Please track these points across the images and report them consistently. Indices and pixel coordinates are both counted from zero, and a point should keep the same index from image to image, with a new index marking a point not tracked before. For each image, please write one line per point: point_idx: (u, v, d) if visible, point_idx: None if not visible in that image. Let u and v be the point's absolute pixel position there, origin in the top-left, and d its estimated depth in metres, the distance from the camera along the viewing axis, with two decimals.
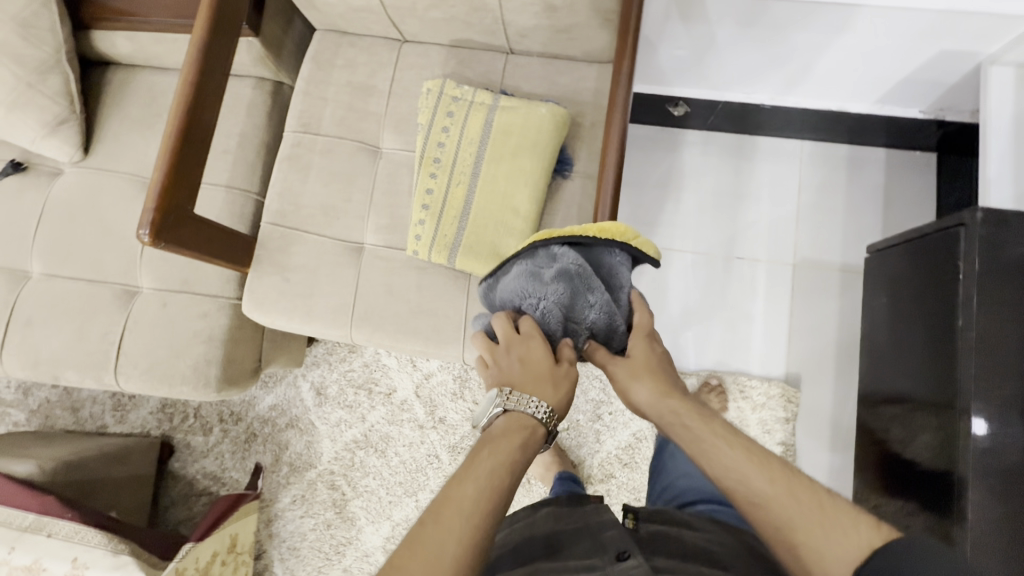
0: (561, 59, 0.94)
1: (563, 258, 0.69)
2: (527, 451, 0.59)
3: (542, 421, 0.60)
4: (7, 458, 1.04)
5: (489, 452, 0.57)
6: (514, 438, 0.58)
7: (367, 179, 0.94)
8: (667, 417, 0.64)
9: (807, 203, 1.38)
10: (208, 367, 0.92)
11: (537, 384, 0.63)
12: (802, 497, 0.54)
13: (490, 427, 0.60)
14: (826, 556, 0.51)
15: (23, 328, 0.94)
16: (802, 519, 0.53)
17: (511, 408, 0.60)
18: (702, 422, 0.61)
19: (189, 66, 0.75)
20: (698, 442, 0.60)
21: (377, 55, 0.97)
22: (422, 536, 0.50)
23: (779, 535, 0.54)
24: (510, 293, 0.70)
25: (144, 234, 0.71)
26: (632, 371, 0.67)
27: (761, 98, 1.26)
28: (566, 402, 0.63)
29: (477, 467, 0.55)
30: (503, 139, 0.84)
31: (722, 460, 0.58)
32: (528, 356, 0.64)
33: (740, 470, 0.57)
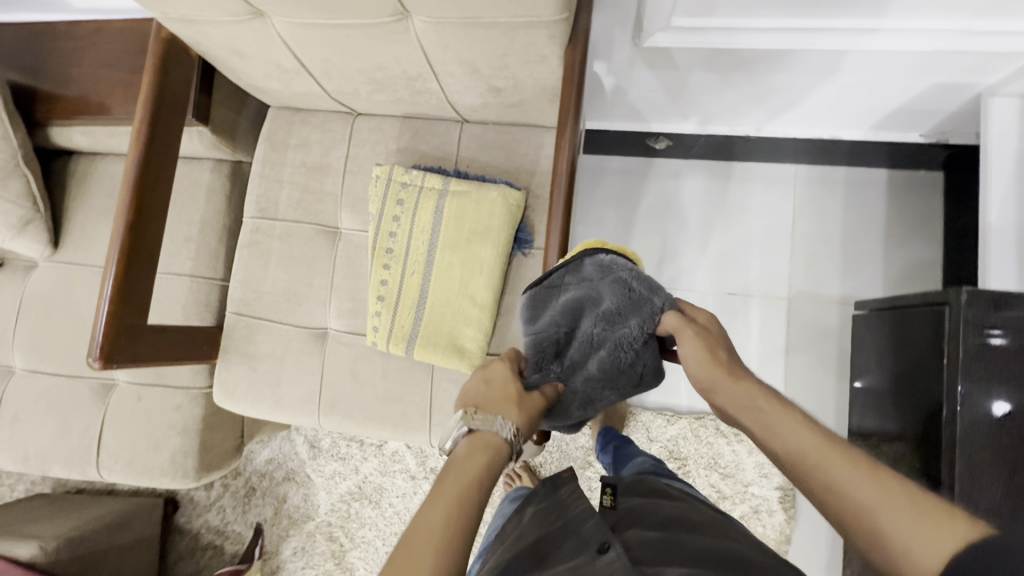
0: (518, 125, 0.90)
1: (613, 269, 0.66)
2: (495, 467, 0.54)
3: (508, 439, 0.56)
4: (14, 539, 1.08)
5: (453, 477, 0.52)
6: (479, 456, 0.54)
7: (327, 264, 0.93)
8: (733, 399, 0.56)
9: (802, 232, 1.31)
10: (186, 459, 0.93)
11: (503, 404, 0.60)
12: (886, 486, 0.46)
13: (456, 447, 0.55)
14: (913, 546, 0.42)
15: (9, 424, 0.97)
16: (889, 507, 0.44)
17: (476, 424, 0.56)
18: (776, 405, 0.54)
19: (127, 183, 0.74)
20: (769, 423, 0.53)
21: (331, 132, 0.94)
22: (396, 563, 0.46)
23: (857, 527, 0.46)
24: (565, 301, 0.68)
25: (95, 360, 0.72)
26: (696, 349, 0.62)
27: (746, 130, 1.19)
28: (530, 423, 0.61)
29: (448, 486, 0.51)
30: (455, 226, 0.81)
31: (792, 443, 0.51)
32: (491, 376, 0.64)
33: (816, 455, 0.49)
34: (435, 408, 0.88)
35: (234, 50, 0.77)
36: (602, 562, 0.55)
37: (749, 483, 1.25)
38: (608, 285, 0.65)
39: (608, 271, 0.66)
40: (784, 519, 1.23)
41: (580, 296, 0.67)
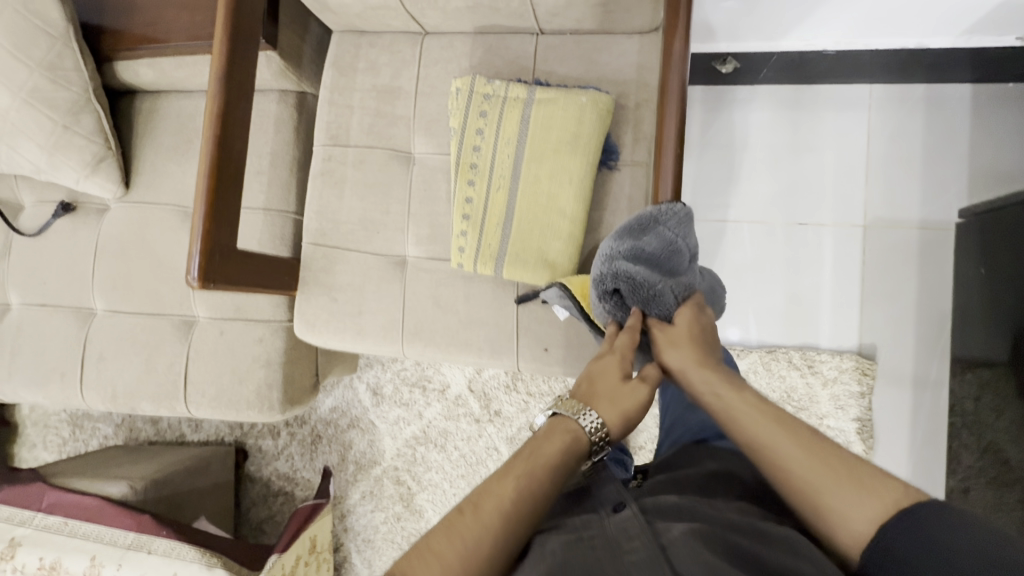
0: (596, 34, 0.86)
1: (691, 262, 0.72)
2: (574, 454, 0.58)
3: (588, 432, 0.59)
4: (102, 479, 1.12)
5: (525, 457, 0.55)
6: (559, 441, 0.57)
7: (403, 190, 0.91)
8: (698, 383, 0.62)
9: (877, 157, 1.25)
10: (271, 391, 0.94)
11: (601, 395, 0.62)
12: (829, 461, 0.51)
13: (542, 435, 0.58)
14: (849, 514, 0.48)
15: (96, 363, 0.99)
16: (829, 479, 0.50)
17: (561, 410, 0.61)
18: (730, 389, 0.60)
19: (212, 99, 0.72)
20: (723, 408, 0.59)
21: (400, 53, 0.91)
22: (460, 527, 0.50)
23: (805, 498, 0.51)
24: (688, 243, 0.72)
25: (194, 278, 0.71)
26: (671, 341, 0.66)
27: (824, 43, 1.12)
28: (621, 423, 0.61)
29: (516, 467, 0.54)
30: (543, 136, 0.78)
31: (748, 423, 0.56)
32: (599, 367, 0.65)
33: (767, 435, 0.55)
34: (521, 330, 0.86)
35: None
36: (617, 519, 0.53)
37: (824, 416, 1.22)
38: (690, 260, 0.72)
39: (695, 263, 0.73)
40: (862, 450, 1.20)
41: (689, 246, 0.71)
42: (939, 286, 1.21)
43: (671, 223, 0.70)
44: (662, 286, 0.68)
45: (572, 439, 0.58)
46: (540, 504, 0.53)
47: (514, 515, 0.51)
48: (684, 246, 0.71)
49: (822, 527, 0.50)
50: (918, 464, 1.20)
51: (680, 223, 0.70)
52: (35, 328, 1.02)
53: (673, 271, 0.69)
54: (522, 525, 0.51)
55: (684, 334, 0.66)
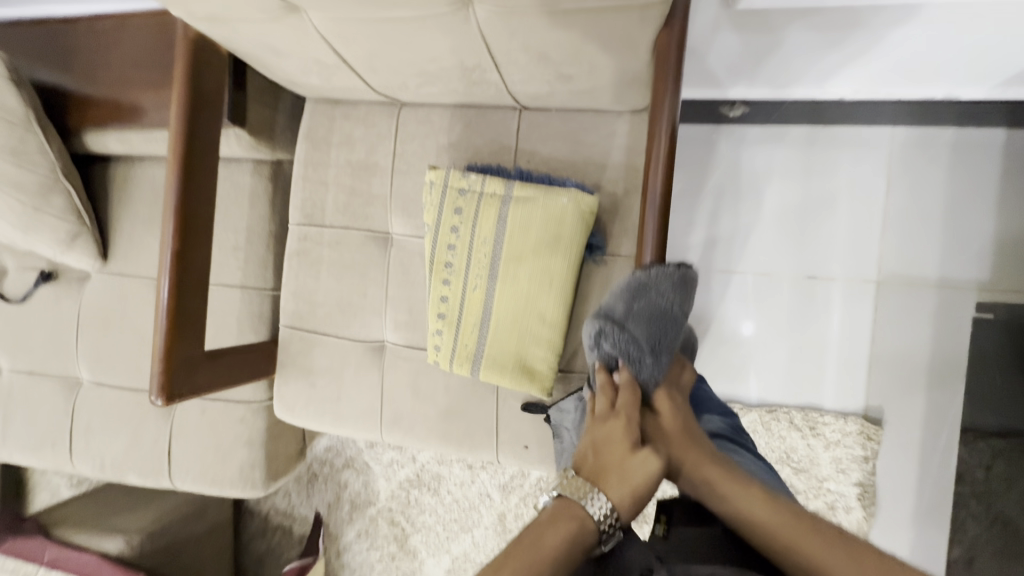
0: (583, 111, 0.79)
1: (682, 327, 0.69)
2: (579, 546, 0.55)
3: (597, 519, 0.56)
4: (99, 532, 1.15)
5: (529, 544, 0.54)
6: (562, 531, 0.55)
7: (380, 273, 0.87)
8: (695, 473, 0.62)
9: (895, 208, 1.15)
10: (253, 470, 0.93)
11: (609, 473, 0.60)
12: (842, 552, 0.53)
13: (549, 520, 0.56)
14: None
15: (84, 435, 0.99)
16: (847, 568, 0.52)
17: (567, 491, 0.58)
18: (733, 483, 0.60)
19: (169, 212, 0.69)
20: (726, 499, 0.59)
21: (375, 126, 0.85)
22: None
23: None
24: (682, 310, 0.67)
25: (158, 397, 0.70)
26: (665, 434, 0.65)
27: (842, 93, 1.02)
28: (635, 500, 0.59)
29: (517, 555, 0.53)
30: (521, 238, 0.73)
31: (753, 513, 0.57)
32: (608, 439, 0.62)
33: (776, 525, 0.56)
34: (501, 427, 0.83)
35: (267, 47, 0.69)
36: None
37: (824, 478, 1.18)
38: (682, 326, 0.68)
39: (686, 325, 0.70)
40: (862, 516, 1.17)
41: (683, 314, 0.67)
42: (954, 350, 1.13)
43: (665, 287, 0.66)
44: (647, 371, 0.66)
45: (579, 525, 0.56)
46: None
47: None
48: (678, 315, 0.66)
49: None
50: (920, 532, 1.16)
51: (677, 289, 0.66)
52: (24, 395, 1.03)
53: (661, 352, 0.66)
54: None
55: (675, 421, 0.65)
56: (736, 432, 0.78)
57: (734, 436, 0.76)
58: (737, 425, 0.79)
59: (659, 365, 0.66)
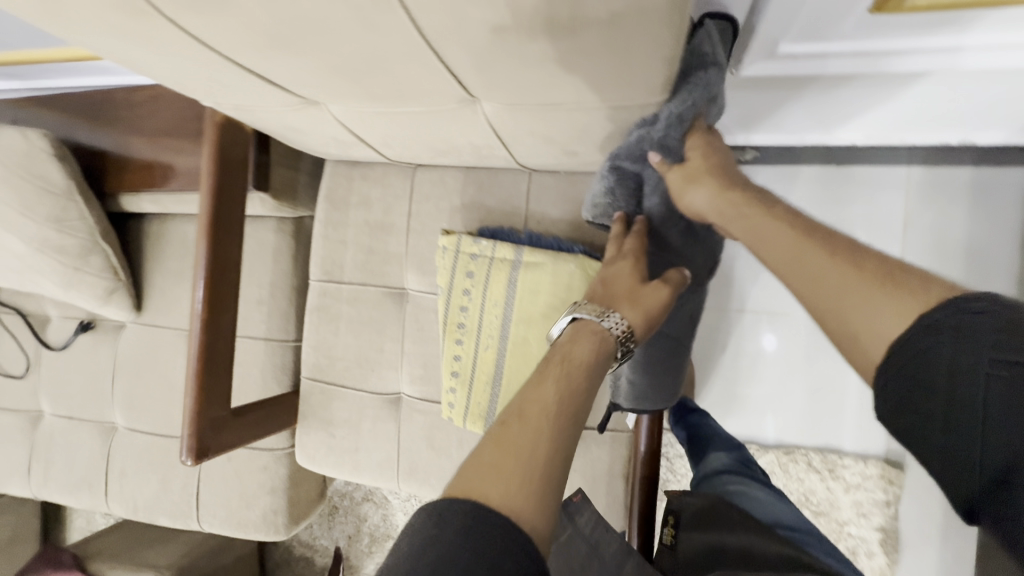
0: (591, 173, 0.81)
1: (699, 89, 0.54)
2: (603, 355, 0.59)
3: (615, 333, 0.60)
4: (131, 567, 1.19)
5: (560, 361, 0.58)
6: (588, 344, 0.59)
7: (397, 328, 0.90)
8: (720, 209, 0.58)
9: (912, 251, 1.13)
10: (276, 516, 0.97)
11: (620, 297, 0.63)
12: (864, 273, 0.46)
13: (574, 345, 0.60)
14: (879, 324, 0.44)
15: (119, 478, 1.04)
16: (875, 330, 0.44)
17: (582, 313, 0.62)
18: (759, 210, 0.56)
19: (199, 281, 0.73)
20: (749, 224, 0.56)
21: (391, 187, 0.89)
22: (505, 433, 0.50)
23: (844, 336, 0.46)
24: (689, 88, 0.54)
25: (188, 458, 0.73)
26: (687, 175, 0.60)
27: (854, 137, 1.02)
28: (646, 316, 0.62)
29: (550, 373, 0.56)
30: (531, 299, 0.75)
31: (762, 228, 0.54)
32: (613, 276, 0.65)
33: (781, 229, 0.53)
34: None
35: (289, 127, 0.73)
36: None
37: (845, 522, 1.16)
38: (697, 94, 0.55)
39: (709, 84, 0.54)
40: (885, 562, 1.14)
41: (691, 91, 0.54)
42: None
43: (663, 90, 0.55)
44: (660, 134, 0.57)
45: (599, 339, 0.60)
46: (582, 403, 0.54)
47: (557, 410, 0.52)
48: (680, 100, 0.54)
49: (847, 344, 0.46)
50: None
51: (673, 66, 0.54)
52: (64, 439, 1.09)
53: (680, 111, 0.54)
54: (570, 424, 0.52)
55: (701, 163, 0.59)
56: (745, 465, 0.83)
57: (742, 470, 0.82)
58: (744, 459, 0.85)
59: (674, 121, 0.56)
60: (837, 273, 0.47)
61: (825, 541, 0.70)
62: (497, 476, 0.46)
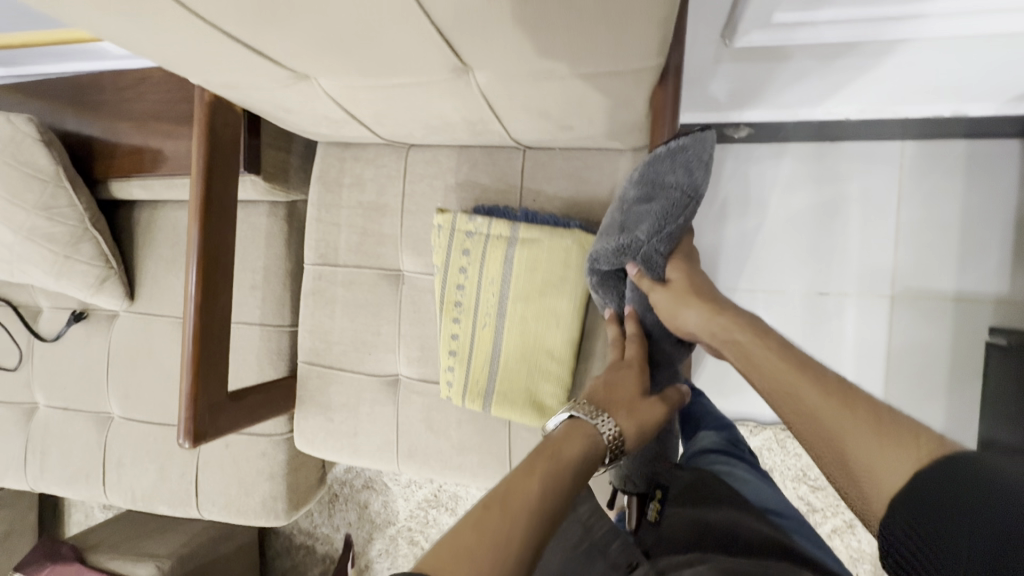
0: (588, 150, 0.80)
1: (684, 189, 0.65)
2: (593, 458, 0.59)
3: (606, 438, 0.60)
4: (132, 557, 1.19)
5: (550, 454, 0.57)
6: (579, 443, 0.58)
7: (393, 310, 0.89)
8: (716, 331, 0.63)
9: (906, 223, 1.13)
10: (276, 501, 0.97)
11: (616, 403, 0.64)
12: (857, 412, 0.51)
13: (564, 438, 0.59)
14: (879, 466, 0.47)
15: (116, 468, 1.04)
16: (877, 462, 0.48)
17: (580, 411, 0.62)
18: (754, 336, 0.60)
19: (193, 262, 0.73)
20: (746, 353, 0.60)
21: (385, 168, 0.88)
22: (487, 518, 0.48)
23: (843, 469, 0.50)
24: (676, 181, 0.65)
25: (185, 441, 0.74)
26: (674, 297, 0.67)
27: (848, 112, 1.02)
28: (638, 431, 0.63)
29: (540, 464, 0.55)
30: (528, 276, 0.75)
31: (760, 359, 0.58)
32: (616, 380, 0.66)
33: (770, 361, 0.58)
34: (514, 458, 0.85)
35: (280, 106, 0.72)
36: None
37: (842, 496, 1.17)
38: (682, 192, 0.65)
39: (691, 184, 0.65)
40: None
41: (678, 185, 0.65)
42: (970, 363, 1.12)
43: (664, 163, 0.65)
44: (648, 245, 0.67)
45: (589, 439, 0.59)
46: (563, 503, 0.53)
47: (541, 507, 0.51)
48: (669, 194, 0.66)
49: (847, 479, 0.50)
50: None
51: (662, 152, 0.65)
52: (59, 430, 1.08)
53: (668, 227, 0.66)
54: (548, 521, 0.50)
55: (690, 288, 0.66)
56: (732, 445, 0.79)
57: (728, 449, 0.78)
58: (732, 438, 0.81)
59: (662, 235, 0.67)
60: (833, 412, 0.52)
61: (810, 529, 0.65)
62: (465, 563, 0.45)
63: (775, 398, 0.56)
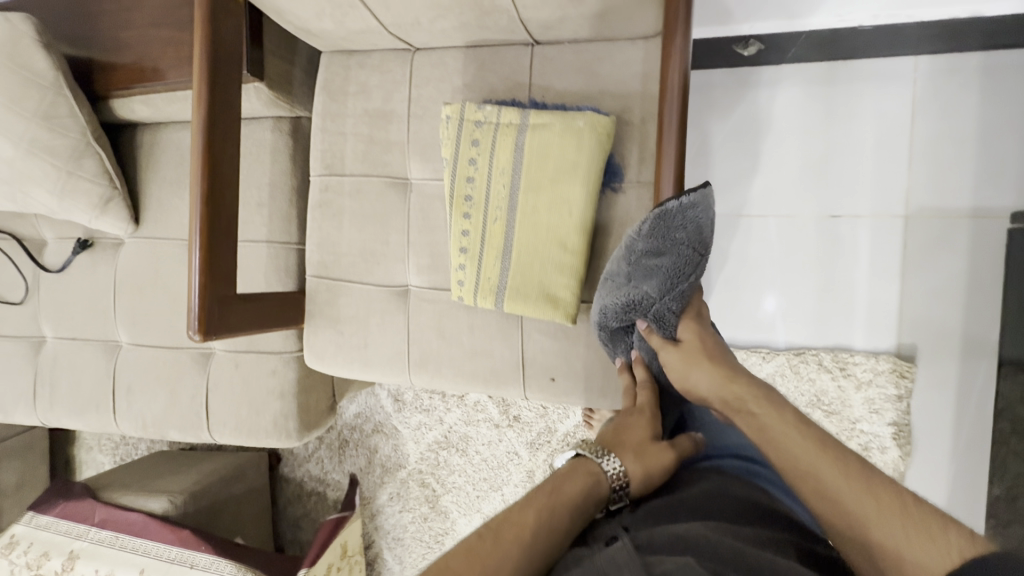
0: (597, 41, 0.78)
1: (695, 246, 0.68)
2: (595, 497, 0.58)
3: (610, 476, 0.60)
4: (144, 494, 1.19)
5: (553, 486, 0.57)
6: (581, 480, 0.59)
7: (401, 218, 0.88)
8: (732, 399, 0.64)
9: (922, 139, 1.06)
10: (287, 421, 0.96)
11: (625, 445, 0.65)
12: (882, 496, 0.51)
13: (570, 473, 0.60)
14: (909, 559, 0.47)
15: (126, 394, 1.03)
16: (908, 547, 0.48)
17: (584, 449, 0.63)
18: (770, 410, 0.61)
19: (197, 151, 0.73)
20: (763, 430, 0.60)
21: (390, 73, 0.86)
22: (478, 548, 0.50)
23: (867, 557, 0.50)
24: (685, 240, 0.68)
25: (195, 333, 0.73)
26: (685, 357, 0.68)
27: (860, 18, 0.97)
28: (648, 479, 0.62)
29: (540, 497, 0.56)
30: (540, 164, 0.73)
31: (780, 436, 0.58)
32: (627, 426, 0.68)
33: (784, 435, 0.58)
34: (527, 362, 0.84)
35: None
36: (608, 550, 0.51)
37: (857, 420, 1.12)
38: (693, 250, 0.68)
39: (701, 242, 0.68)
40: (898, 456, 1.10)
41: (688, 242, 0.68)
42: (991, 283, 1.05)
43: (673, 219, 0.67)
44: (662, 306, 0.69)
45: (593, 480, 0.59)
46: (560, 539, 0.53)
47: (533, 541, 0.52)
48: (680, 253, 0.68)
49: (873, 571, 0.49)
50: (960, 482, 1.08)
51: (669, 207, 0.67)
52: (68, 361, 1.08)
53: (678, 284, 0.69)
54: (541, 554, 0.51)
55: (700, 347, 0.68)
56: None
57: None
58: None
59: (675, 295, 0.69)
60: (857, 494, 0.52)
61: None
62: None
63: (797, 474, 0.56)
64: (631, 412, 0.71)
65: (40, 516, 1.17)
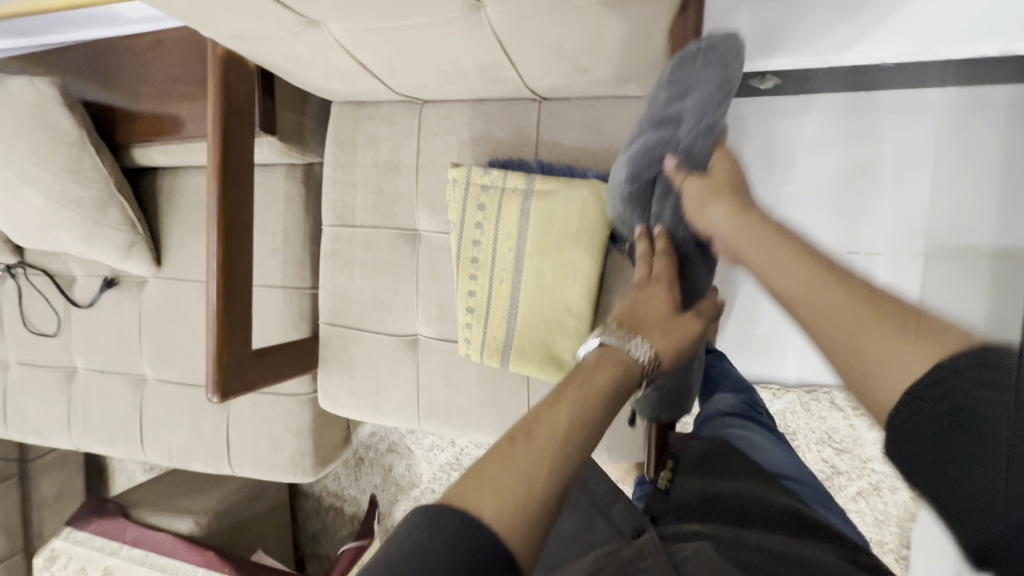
0: (603, 98, 0.77)
1: (721, 87, 0.62)
2: (624, 383, 0.56)
3: (640, 363, 0.59)
4: (172, 514, 1.26)
5: (581, 380, 0.53)
6: (608, 371, 0.56)
7: (411, 269, 0.89)
8: (741, 236, 0.60)
9: (943, 176, 0.93)
10: (303, 458, 1.00)
11: (652, 325, 0.63)
12: (879, 313, 0.47)
13: (591, 370, 0.55)
14: (893, 360, 0.43)
15: (152, 426, 1.08)
16: (895, 349, 0.43)
17: (609, 337, 0.60)
18: (779, 240, 0.58)
19: (212, 219, 0.75)
20: (761, 259, 0.57)
21: (398, 124, 0.87)
22: (511, 450, 0.44)
23: (850, 362, 0.47)
24: (712, 80, 0.62)
25: (213, 396, 0.77)
26: (706, 191, 0.63)
27: (885, 55, 0.83)
28: (673, 351, 0.62)
29: (568, 394, 0.51)
30: (544, 230, 0.74)
31: (775, 268, 0.56)
32: (647, 299, 0.64)
33: (778, 261, 0.56)
34: None
35: (293, 58, 0.73)
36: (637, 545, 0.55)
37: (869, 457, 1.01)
38: (720, 90, 0.62)
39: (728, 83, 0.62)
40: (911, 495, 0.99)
41: (715, 83, 0.62)
42: None
43: (697, 62, 0.62)
44: (688, 143, 0.64)
45: (620, 366, 0.57)
46: (594, 431, 0.49)
47: (570, 434, 0.47)
48: (706, 93, 0.63)
49: (856, 379, 0.46)
50: None
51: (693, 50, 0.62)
52: (98, 392, 1.13)
53: (705, 120, 0.64)
54: (579, 453, 0.46)
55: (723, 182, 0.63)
56: (751, 407, 0.77)
57: (745, 411, 0.74)
58: (750, 400, 0.79)
59: (699, 131, 0.64)
60: (841, 309, 0.48)
61: (823, 491, 0.65)
62: (492, 496, 0.41)
63: (789, 303, 0.53)
64: (649, 280, 0.66)
65: (77, 531, 1.24)
